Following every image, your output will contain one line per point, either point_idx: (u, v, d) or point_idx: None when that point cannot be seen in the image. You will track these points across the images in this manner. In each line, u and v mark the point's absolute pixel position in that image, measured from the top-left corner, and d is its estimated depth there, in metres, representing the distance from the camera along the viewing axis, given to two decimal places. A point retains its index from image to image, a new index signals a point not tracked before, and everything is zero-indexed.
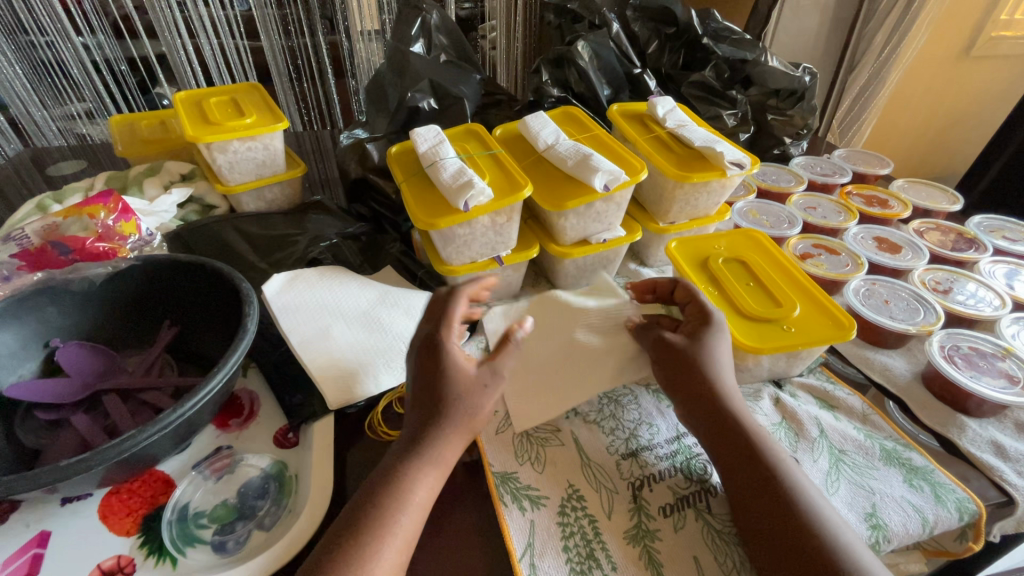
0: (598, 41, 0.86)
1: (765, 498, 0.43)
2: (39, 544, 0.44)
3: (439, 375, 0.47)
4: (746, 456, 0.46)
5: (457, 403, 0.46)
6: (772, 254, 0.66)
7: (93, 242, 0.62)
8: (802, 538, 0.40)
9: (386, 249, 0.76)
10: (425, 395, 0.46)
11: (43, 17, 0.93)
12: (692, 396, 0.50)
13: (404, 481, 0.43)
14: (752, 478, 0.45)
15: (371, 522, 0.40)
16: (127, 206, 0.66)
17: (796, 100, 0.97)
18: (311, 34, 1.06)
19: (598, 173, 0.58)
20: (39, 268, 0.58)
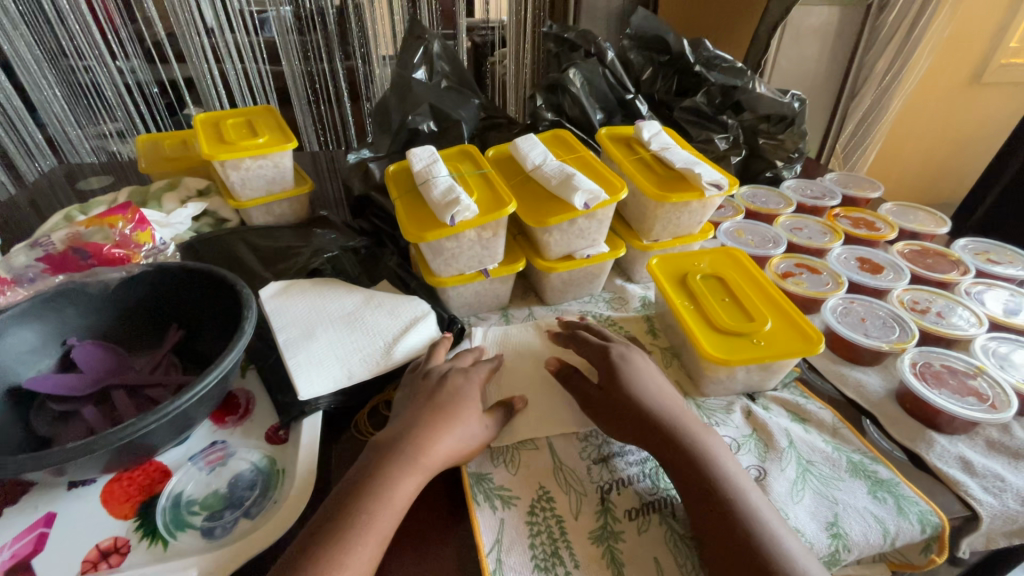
0: (590, 68, 0.90)
1: (708, 513, 0.46)
2: (45, 524, 0.48)
3: (448, 396, 0.53)
4: (687, 472, 0.48)
5: (451, 420, 0.51)
6: (750, 271, 0.68)
7: (111, 248, 0.67)
8: (747, 551, 0.43)
9: (384, 262, 0.80)
10: (423, 405, 0.52)
11: (82, 43, 1.03)
12: (634, 422, 0.52)
13: (386, 479, 0.45)
14: (694, 494, 0.47)
15: (353, 513, 0.43)
16: (144, 218, 0.72)
17: (786, 125, 1.00)
18: (328, 60, 1.14)
19: (577, 193, 0.62)
20: (61, 271, 0.65)
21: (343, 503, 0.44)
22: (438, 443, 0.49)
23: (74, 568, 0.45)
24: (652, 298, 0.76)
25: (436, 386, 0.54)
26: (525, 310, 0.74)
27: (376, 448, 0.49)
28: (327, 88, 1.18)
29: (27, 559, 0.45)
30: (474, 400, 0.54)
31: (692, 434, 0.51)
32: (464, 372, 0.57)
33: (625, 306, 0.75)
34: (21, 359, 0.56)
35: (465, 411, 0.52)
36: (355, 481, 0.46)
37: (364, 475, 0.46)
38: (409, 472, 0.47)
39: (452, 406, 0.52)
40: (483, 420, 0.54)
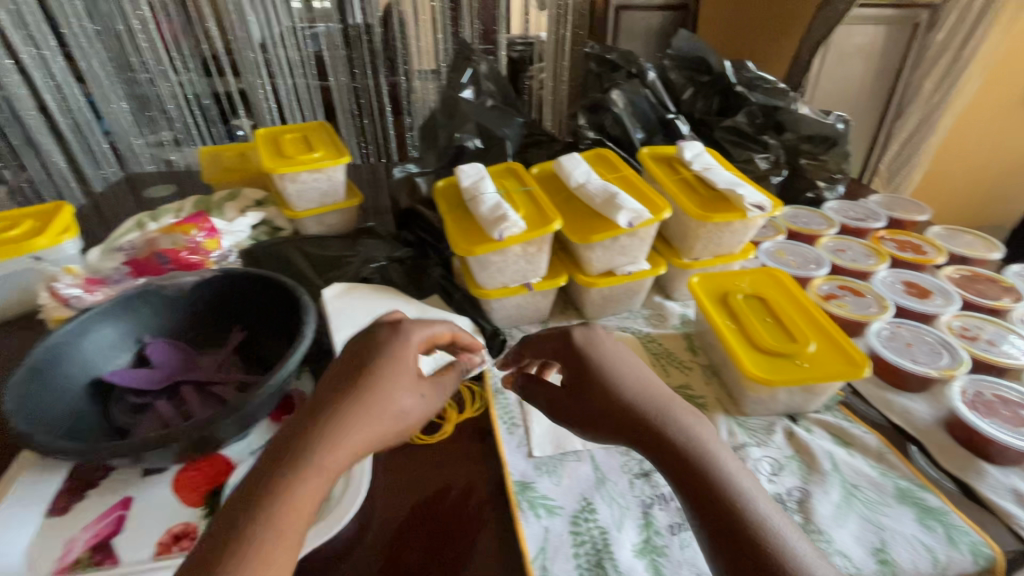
0: (633, 90, 0.93)
1: (721, 531, 0.38)
2: (123, 507, 0.52)
3: (375, 360, 0.43)
4: (689, 482, 0.41)
5: (379, 388, 0.41)
6: (792, 292, 0.68)
7: (188, 254, 0.73)
8: (755, 557, 0.36)
9: (428, 273, 0.83)
10: (343, 374, 0.42)
11: (147, 58, 1.12)
12: (609, 418, 0.46)
13: (294, 458, 0.36)
14: (701, 508, 0.40)
15: (258, 514, 0.34)
16: (214, 226, 0.77)
17: (830, 145, 1.00)
18: (374, 75, 1.21)
19: (622, 212, 0.64)
20: (143, 275, 0.71)
21: (250, 500, 0.35)
22: (367, 414, 0.40)
23: (149, 550, 0.48)
24: (691, 316, 0.77)
25: (363, 347, 0.44)
26: (565, 324, 0.76)
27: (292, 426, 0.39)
28: (370, 102, 1.25)
29: (108, 538, 0.49)
30: (406, 362, 0.44)
31: (675, 424, 0.44)
32: (397, 325, 0.46)
33: (664, 323, 0.76)
34: (102, 354, 0.61)
35: (396, 376, 0.42)
36: (264, 467, 0.36)
37: (275, 460, 0.36)
38: (315, 467, 0.36)
39: (380, 370, 0.42)
40: (420, 387, 0.44)
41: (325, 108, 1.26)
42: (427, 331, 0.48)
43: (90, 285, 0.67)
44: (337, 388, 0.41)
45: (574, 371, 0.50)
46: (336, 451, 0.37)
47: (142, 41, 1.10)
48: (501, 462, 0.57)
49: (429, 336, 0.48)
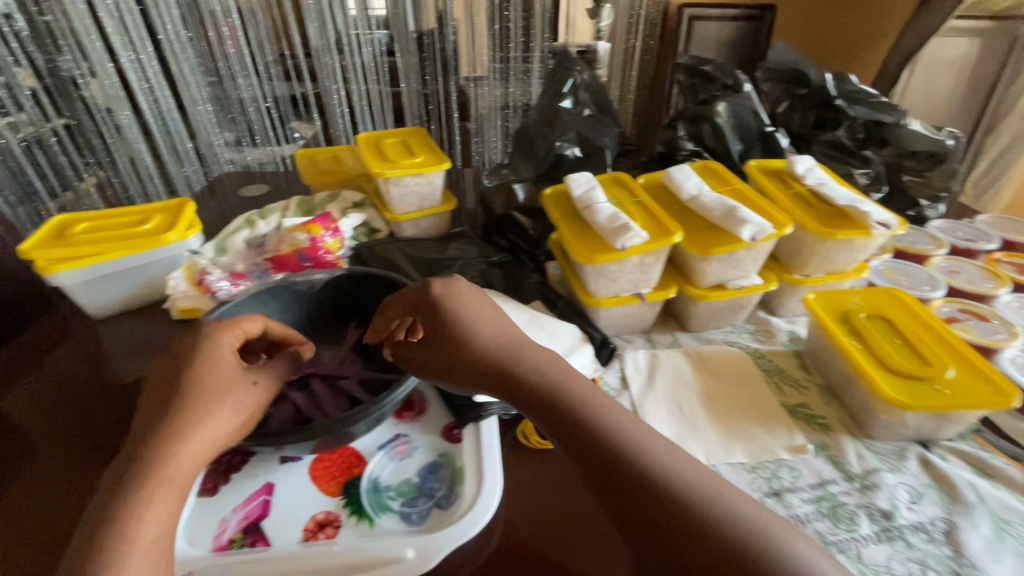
0: (739, 101, 0.91)
1: (606, 488, 0.41)
2: (266, 492, 0.54)
3: (192, 365, 0.48)
4: (571, 429, 0.44)
5: (207, 389, 0.47)
6: (918, 313, 0.66)
7: (324, 253, 0.78)
8: (656, 506, 0.38)
9: (527, 279, 0.85)
10: (171, 383, 0.47)
11: (234, 63, 1.19)
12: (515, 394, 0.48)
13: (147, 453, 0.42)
14: (581, 453, 0.43)
15: (125, 507, 0.39)
16: (338, 227, 0.81)
17: (935, 162, 0.96)
18: (444, 81, 1.23)
19: (745, 225, 0.63)
20: (284, 270, 0.78)
21: (115, 495, 0.39)
22: (199, 412, 0.45)
23: (297, 535, 0.51)
24: (800, 333, 0.75)
25: (181, 357, 0.49)
26: (669, 336, 0.76)
27: (142, 434, 0.44)
28: (438, 108, 1.29)
29: (257, 521, 0.52)
30: (225, 364, 0.50)
31: (567, 393, 0.47)
32: (202, 334, 0.51)
33: (772, 339, 0.75)
34: None
35: (214, 377, 0.48)
36: (123, 467, 0.41)
37: (135, 459, 0.42)
38: (179, 463, 0.42)
39: (197, 375, 0.47)
40: (245, 379, 0.51)
41: (394, 112, 1.31)
42: (237, 334, 0.53)
43: (236, 280, 0.77)
44: (162, 395, 0.47)
45: (439, 335, 0.54)
46: (185, 446, 0.43)
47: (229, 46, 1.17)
48: None
49: (238, 338, 0.53)
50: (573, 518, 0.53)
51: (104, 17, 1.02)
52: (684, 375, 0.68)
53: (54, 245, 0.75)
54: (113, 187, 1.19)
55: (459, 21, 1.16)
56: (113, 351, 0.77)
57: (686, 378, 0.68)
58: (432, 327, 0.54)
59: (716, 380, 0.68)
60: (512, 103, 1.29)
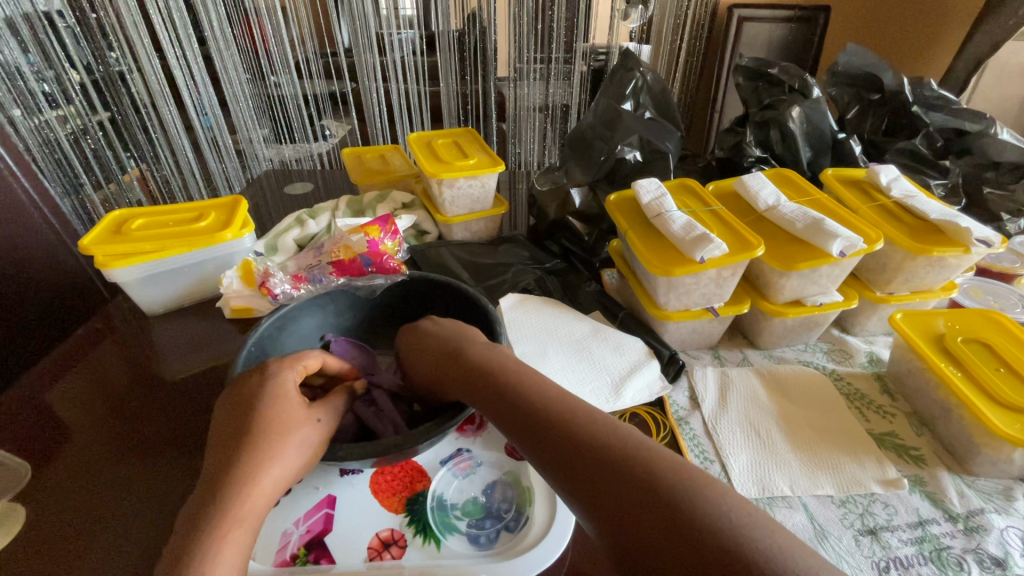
0: (814, 106, 0.86)
1: (595, 491, 0.36)
2: (328, 505, 0.52)
3: (255, 402, 0.46)
4: (530, 423, 0.43)
5: (273, 428, 0.44)
6: (1020, 338, 0.61)
7: (388, 257, 0.75)
8: (649, 503, 0.34)
9: (583, 288, 0.82)
10: (235, 423, 0.45)
11: (276, 60, 1.20)
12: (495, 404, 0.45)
13: (220, 498, 0.39)
14: (531, 434, 0.42)
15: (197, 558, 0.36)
16: (396, 230, 0.79)
17: (1019, 174, 0.89)
18: (483, 81, 1.24)
19: (835, 239, 0.59)
20: (344, 274, 0.74)
21: (187, 543, 0.37)
22: (270, 453, 0.43)
23: (362, 553, 0.48)
24: (881, 355, 0.71)
25: (240, 395, 0.47)
26: (738, 353, 0.72)
27: (205, 481, 0.41)
28: (477, 108, 1.30)
29: (320, 536, 0.50)
30: (291, 400, 0.47)
31: (548, 400, 0.44)
32: (263, 370, 0.49)
33: (850, 359, 0.70)
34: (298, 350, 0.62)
35: (280, 415, 0.45)
36: (196, 511, 0.39)
37: (200, 508, 0.39)
38: (250, 509, 0.40)
39: (262, 414, 0.45)
40: (311, 417, 0.47)
41: (429, 111, 1.31)
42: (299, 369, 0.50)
43: (297, 282, 0.74)
44: (225, 436, 0.44)
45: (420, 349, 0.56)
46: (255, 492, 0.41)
47: (272, 45, 1.18)
48: None
49: (301, 372, 0.51)
50: None
51: (153, 14, 1.00)
52: (757, 398, 0.64)
53: (112, 242, 0.75)
54: (154, 181, 1.20)
55: (501, 21, 1.14)
56: (164, 349, 0.76)
57: (759, 401, 0.64)
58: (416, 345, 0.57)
59: (793, 405, 0.63)
60: (551, 103, 1.26)
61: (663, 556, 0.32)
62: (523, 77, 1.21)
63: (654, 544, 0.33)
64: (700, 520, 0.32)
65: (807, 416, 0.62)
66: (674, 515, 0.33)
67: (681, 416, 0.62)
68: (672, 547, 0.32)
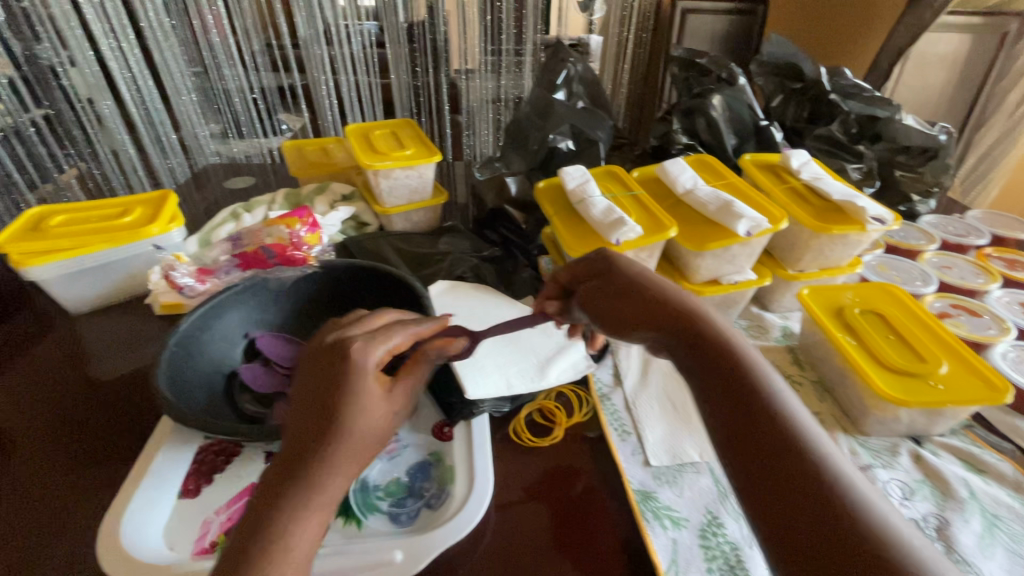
0: (734, 95, 0.90)
1: (768, 471, 0.34)
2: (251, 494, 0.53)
3: (337, 382, 0.38)
4: (722, 378, 0.39)
5: (351, 421, 0.37)
6: (911, 309, 0.66)
7: (291, 250, 0.74)
8: (827, 508, 0.31)
9: (519, 274, 0.83)
10: (315, 403, 0.38)
11: (220, 54, 1.17)
12: (685, 346, 0.43)
13: (281, 514, 0.34)
14: (721, 398, 0.38)
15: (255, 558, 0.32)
16: (315, 221, 0.78)
17: (928, 158, 0.96)
18: (433, 73, 1.22)
19: (741, 220, 0.63)
20: (249, 266, 0.76)
21: (248, 536, 0.33)
22: (337, 460, 0.36)
23: None
24: (793, 328, 0.75)
25: (326, 368, 0.39)
26: None
27: (275, 470, 0.36)
28: (429, 100, 1.26)
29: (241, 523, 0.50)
30: (371, 392, 0.39)
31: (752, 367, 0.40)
32: (346, 350, 0.40)
33: (765, 334, 0.75)
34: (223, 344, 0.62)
35: (357, 407, 0.38)
36: (264, 498, 0.35)
37: (263, 506, 0.34)
38: (315, 507, 0.35)
39: (341, 401, 0.38)
40: (389, 408, 0.40)
41: (384, 104, 1.28)
42: (388, 345, 0.42)
43: (202, 275, 0.75)
44: (306, 413, 0.38)
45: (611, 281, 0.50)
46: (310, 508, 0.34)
47: (214, 36, 1.14)
48: (618, 469, 0.56)
49: (388, 351, 0.42)
50: (564, 515, 0.52)
51: (85, 5, 0.97)
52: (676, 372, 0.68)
53: (29, 240, 0.73)
54: None
55: (449, 12, 1.14)
56: (91, 348, 0.74)
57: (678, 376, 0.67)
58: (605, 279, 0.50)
59: None
60: (503, 96, 1.27)
61: (826, 560, 0.29)
62: (472, 70, 1.22)
63: (803, 520, 0.31)
64: (889, 561, 0.28)
65: None
66: (857, 553, 0.29)
67: (604, 392, 0.65)
68: (842, 573, 0.29)
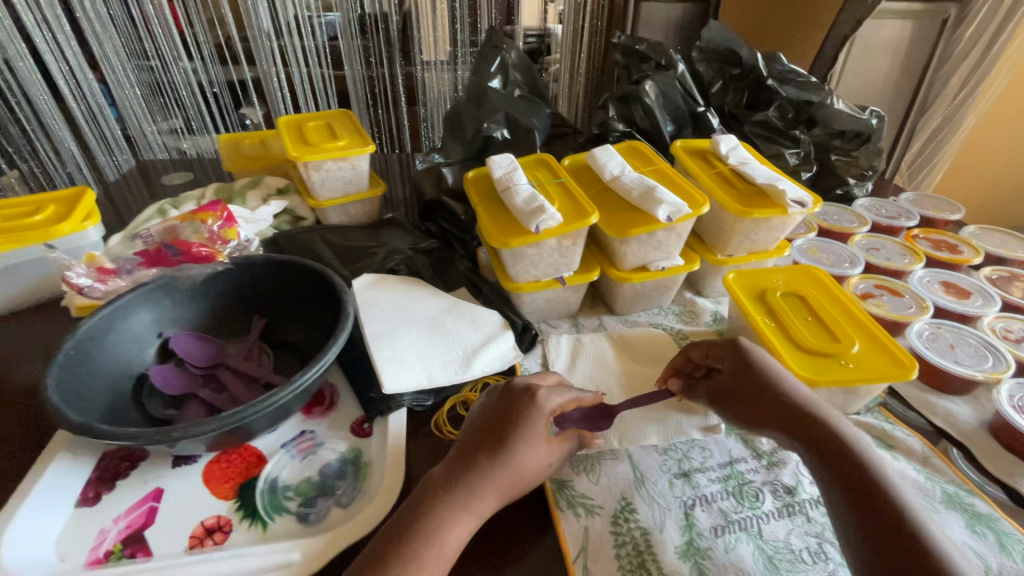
0: (665, 81, 0.91)
1: (867, 523, 0.43)
2: (154, 499, 0.51)
3: (513, 417, 0.49)
4: (836, 450, 0.47)
5: (515, 455, 0.47)
6: (832, 290, 0.67)
7: (198, 246, 0.69)
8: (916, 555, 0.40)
9: (455, 266, 0.82)
10: (490, 425, 0.49)
11: (163, 46, 1.10)
12: (805, 426, 0.50)
13: (443, 508, 0.45)
14: (835, 467, 0.47)
15: (419, 531, 0.43)
16: (231, 215, 0.76)
17: (861, 142, 0.97)
18: (388, 64, 1.18)
19: (661, 206, 0.62)
20: (154, 265, 0.69)
21: (418, 513, 0.44)
22: (496, 478, 0.47)
23: (182, 542, 0.47)
24: (723, 313, 0.76)
25: (509, 403, 0.50)
26: (595, 320, 0.75)
27: (443, 471, 0.48)
28: (384, 92, 1.23)
29: (140, 530, 0.48)
30: (538, 434, 0.49)
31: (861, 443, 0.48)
32: (533, 394, 0.51)
33: (696, 320, 0.75)
34: (131, 344, 0.60)
35: (522, 447, 0.48)
36: (432, 488, 0.46)
37: (428, 500, 0.45)
38: (469, 512, 0.45)
39: (511, 434, 0.48)
40: (546, 456, 0.50)
41: (338, 96, 1.23)
42: (563, 398, 0.53)
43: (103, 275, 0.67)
44: (481, 432, 0.49)
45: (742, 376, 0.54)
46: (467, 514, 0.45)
47: (156, 27, 1.08)
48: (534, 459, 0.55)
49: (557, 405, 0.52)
50: None
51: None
52: (604, 358, 0.67)
53: None
54: None
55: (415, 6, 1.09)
56: None
57: (606, 362, 0.67)
58: (738, 368, 0.55)
59: (638, 366, 0.67)
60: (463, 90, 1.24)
61: None
62: (427, 60, 1.18)
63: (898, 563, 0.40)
64: None
65: (651, 373, 0.65)
66: None
67: None
68: None
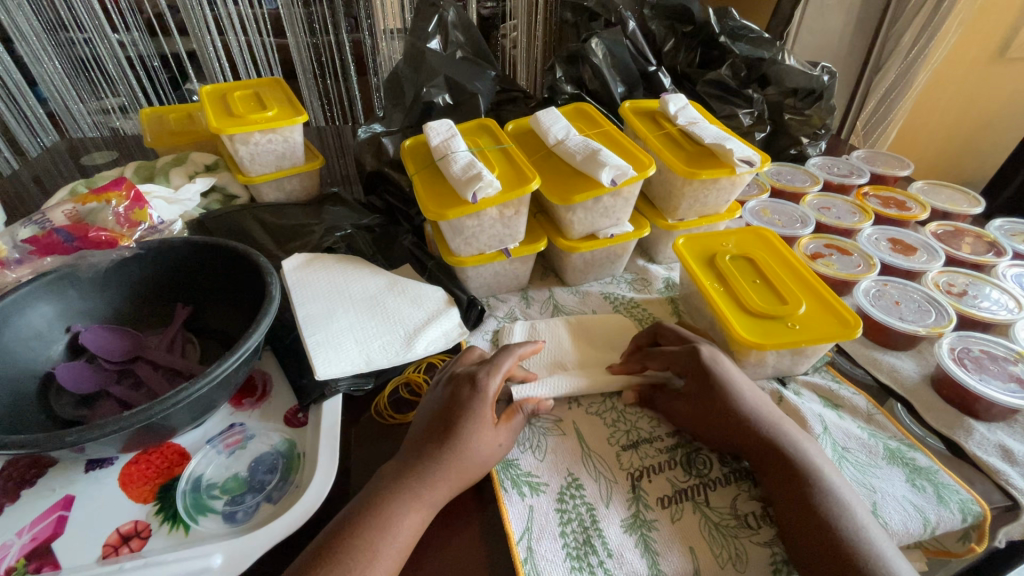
0: (612, 38, 0.86)
1: (799, 525, 0.43)
2: (64, 507, 0.47)
3: (460, 405, 0.47)
4: (767, 454, 0.48)
5: (466, 448, 0.45)
6: (781, 252, 0.66)
7: (96, 230, 0.65)
8: (838, 559, 0.41)
9: (399, 241, 0.78)
10: (437, 423, 0.47)
11: (82, 15, 0.96)
12: (739, 431, 0.49)
13: (381, 505, 0.42)
14: (770, 472, 0.47)
15: (365, 530, 0.41)
16: (139, 194, 0.71)
17: (814, 99, 0.95)
18: (334, 32, 1.05)
19: (604, 168, 0.59)
20: (48, 254, 0.63)
21: (359, 512, 0.42)
22: (437, 473, 0.44)
23: (94, 552, 0.44)
24: (675, 279, 0.75)
25: (452, 395, 0.48)
26: (545, 292, 0.73)
27: (387, 474, 0.45)
28: (332, 62, 1.10)
29: (47, 542, 0.44)
30: (484, 418, 0.47)
31: (795, 443, 0.48)
32: (474, 379, 0.49)
33: (649, 287, 0.74)
34: (29, 342, 0.54)
35: (473, 430, 0.46)
36: (371, 490, 0.44)
37: (366, 502, 0.43)
38: (424, 507, 0.43)
39: (462, 427, 0.46)
40: (498, 437, 0.48)
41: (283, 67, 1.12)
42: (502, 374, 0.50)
43: None
44: (429, 429, 0.47)
45: (704, 394, 0.51)
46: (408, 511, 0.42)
47: None
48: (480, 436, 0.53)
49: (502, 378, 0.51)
50: None
51: None
52: (554, 326, 0.65)
53: None
54: None
55: None
56: None
57: (556, 329, 0.64)
58: (700, 384, 0.52)
59: (592, 333, 0.64)
60: None
61: None
62: (378, 27, 1.05)
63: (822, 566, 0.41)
64: None
65: (606, 338, 0.64)
66: None
67: None
68: None
